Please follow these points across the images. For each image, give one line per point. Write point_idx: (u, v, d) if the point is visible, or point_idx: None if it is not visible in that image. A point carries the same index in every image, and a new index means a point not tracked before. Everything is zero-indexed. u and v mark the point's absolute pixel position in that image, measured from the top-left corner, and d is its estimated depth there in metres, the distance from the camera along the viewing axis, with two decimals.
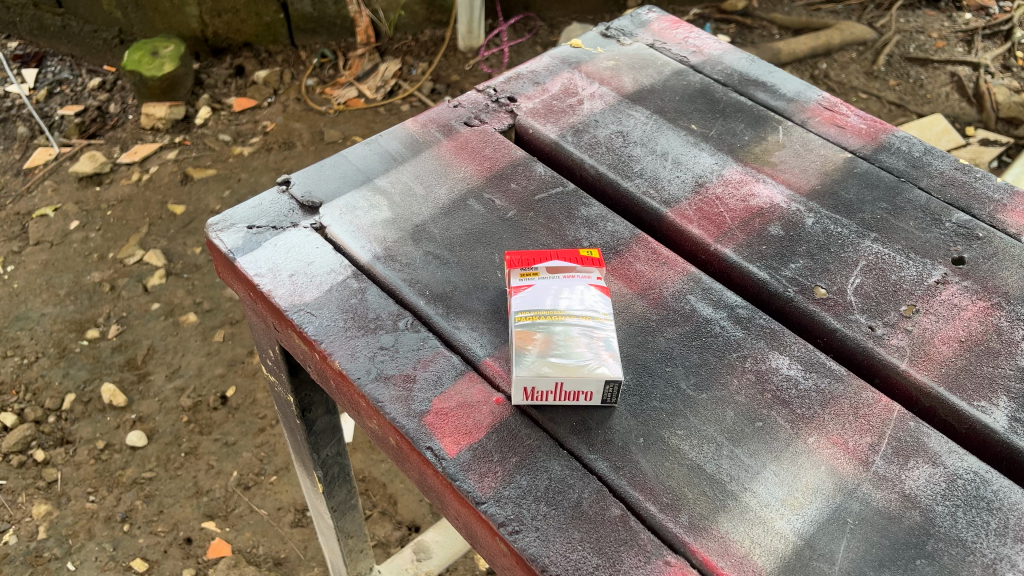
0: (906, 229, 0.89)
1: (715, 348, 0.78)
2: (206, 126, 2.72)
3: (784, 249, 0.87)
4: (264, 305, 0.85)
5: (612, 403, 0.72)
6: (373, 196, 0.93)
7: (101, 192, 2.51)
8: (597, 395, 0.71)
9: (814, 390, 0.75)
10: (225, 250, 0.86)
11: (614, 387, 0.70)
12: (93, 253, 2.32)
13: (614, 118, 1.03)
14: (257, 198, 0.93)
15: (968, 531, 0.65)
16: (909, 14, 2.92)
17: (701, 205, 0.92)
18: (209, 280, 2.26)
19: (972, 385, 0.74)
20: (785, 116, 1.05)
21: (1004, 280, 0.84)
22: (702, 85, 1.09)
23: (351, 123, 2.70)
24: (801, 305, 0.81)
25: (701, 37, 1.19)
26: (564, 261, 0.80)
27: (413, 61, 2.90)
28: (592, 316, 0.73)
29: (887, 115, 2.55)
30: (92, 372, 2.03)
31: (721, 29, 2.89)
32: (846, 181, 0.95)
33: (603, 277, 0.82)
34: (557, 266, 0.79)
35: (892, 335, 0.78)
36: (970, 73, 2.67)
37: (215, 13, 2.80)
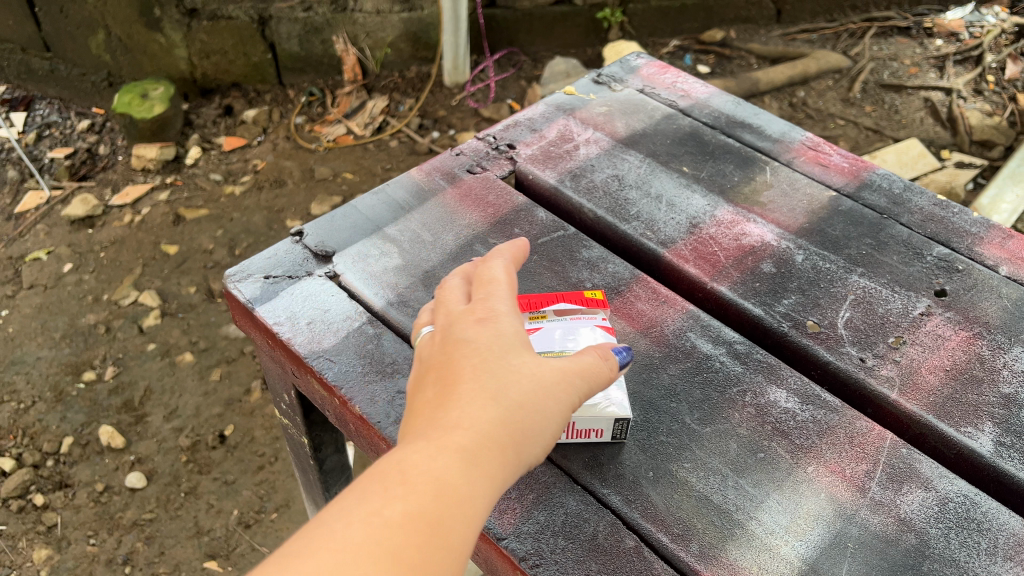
0: (890, 264, 0.94)
1: (716, 384, 0.82)
2: (197, 166, 2.72)
3: (776, 285, 0.92)
4: (283, 352, 0.89)
5: (621, 439, 0.76)
6: (383, 243, 0.97)
7: (94, 234, 2.49)
8: (608, 431, 0.75)
9: (812, 421, 0.79)
10: (244, 300, 0.90)
11: (623, 424, 0.74)
12: (88, 296, 2.29)
13: (610, 162, 1.08)
14: (272, 249, 0.98)
15: (960, 551, 0.69)
16: (882, 42, 3.01)
17: (695, 244, 0.97)
18: (205, 318, 2.23)
19: (959, 412, 0.79)
20: (772, 156, 1.10)
21: (984, 310, 0.89)
22: (691, 128, 1.14)
23: (341, 160, 2.72)
24: (796, 339, 0.86)
25: (688, 81, 1.25)
26: (572, 303, 0.84)
27: (400, 98, 2.93)
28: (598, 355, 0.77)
29: (864, 141, 2.63)
30: (89, 415, 1.98)
31: (701, 60, 2.97)
32: (832, 219, 1.00)
33: (607, 317, 0.86)
34: (566, 309, 0.82)
35: (882, 366, 0.83)
36: (943, 98, 2.75)
37: (203, 55, 2.78)
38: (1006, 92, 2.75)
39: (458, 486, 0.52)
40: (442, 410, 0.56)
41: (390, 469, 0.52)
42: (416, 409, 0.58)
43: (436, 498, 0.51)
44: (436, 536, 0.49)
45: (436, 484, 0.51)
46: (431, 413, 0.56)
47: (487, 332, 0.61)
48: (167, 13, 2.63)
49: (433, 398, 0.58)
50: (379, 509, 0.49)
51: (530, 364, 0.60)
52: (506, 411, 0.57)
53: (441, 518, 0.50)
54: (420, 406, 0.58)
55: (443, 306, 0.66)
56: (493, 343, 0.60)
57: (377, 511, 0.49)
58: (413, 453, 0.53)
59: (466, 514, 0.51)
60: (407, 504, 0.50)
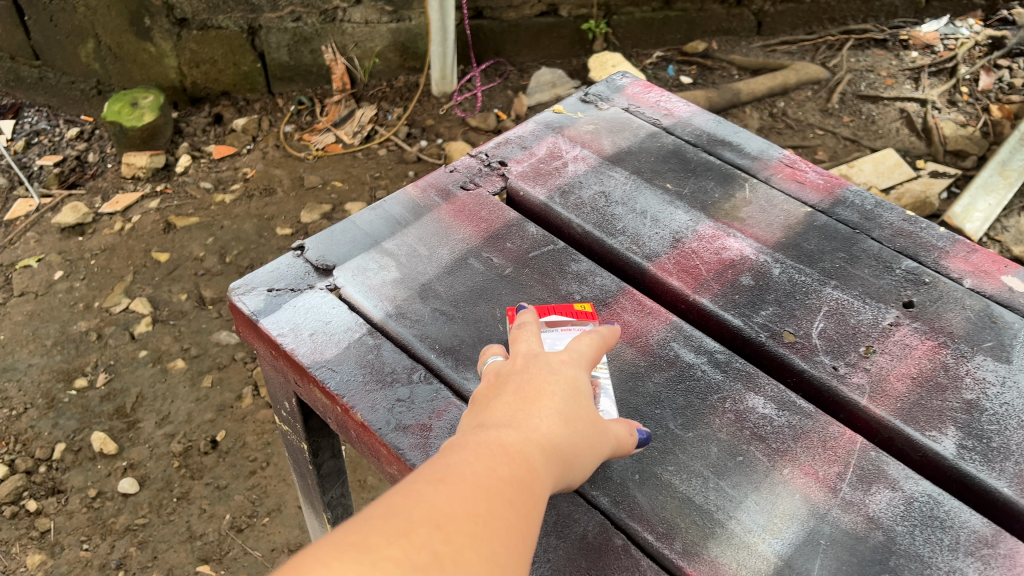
0: (862, 276, 1.00)
1: (698, 391, 0.87)
2: (187, 174, 2.71)
3: (754, 297, 0.97)
4: (286, 362, 0.93)
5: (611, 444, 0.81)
6: (381, 257, 1.02)
7: (84, 242, 2.50)
8: None
9: (788, 426, 0.84)
10: (248, 313, 0.95)
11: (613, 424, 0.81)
12: (79, 303, 2.30)
13: (597, 179, 1.13)
14: (274, 262, 1.02)
15: (925, 547, 0.75)
16: (859, 53, 3.08)
17: (679, 258, 1.02)
18: (196, 326, 2.23)
19: (924, 417, 0.84)
20: (751, 173, 1.16)
21: (949, 320, 0.95)
22: (674, 146, 1.20)
23: (330, 168, 2.71)
24: (772, 348, 0.91)
25: (671, 100, 1.31)
26: (562, 315, 0.88)
27: (388, 107, 2.91)
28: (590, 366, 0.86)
29: (842, 151, 2.70)
30: (81, 421, 2.01)
31: (683, 71, 3.03)
32: (807, 233, 1.06)
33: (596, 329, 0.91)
34: (557, 321, 0.87)
35: (853, 373, 0.89)
36: (918, 109, 2.82)
37: (192, 64, 2.80)
38: (979, 103, 2.82)
39: (544, 476, 0.61)
40: (527, 413, 0.66)
41: (494, 442, 0.61)
42: (501, 407, 0.67)
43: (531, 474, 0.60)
44: (532, 502, 0.58)
45: (530, 466, 0.61)
46: (519, 413, 0.66)
47: (569, 374, 0.72)
48: (157, 22, 2.64)
49: (517, 403, 0.67)
50: (492, 466, 0.58)
51: (595, 412, 0.71)
52: (576, 433, 0.67)
53: (536, 491, 0.59)
54: (502, 405, 0.68)
55: (518, 349, 0.77)
56: (575, 385, 0.71)
57: (492, 468, 0.58)
58: (511, 436, 0.62)
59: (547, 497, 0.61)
60: (512, 470, 0.59)
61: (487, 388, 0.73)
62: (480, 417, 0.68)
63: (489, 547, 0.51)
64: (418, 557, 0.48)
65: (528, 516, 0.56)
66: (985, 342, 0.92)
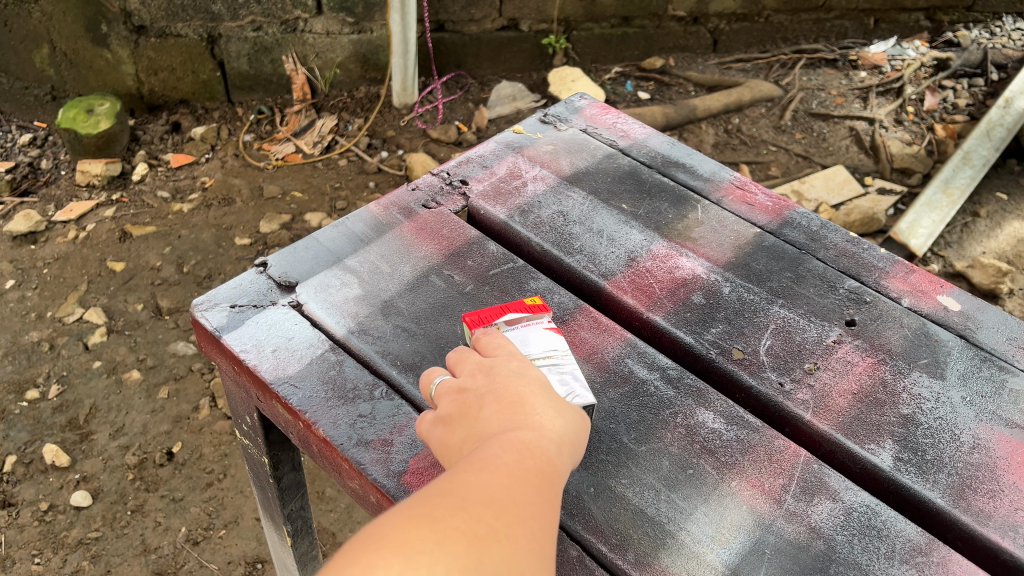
0: (807, 295, 1.05)
1: (651, 406, 0.91)
2: (144, 183, 2.66)
3: (706, 315, 1.01)
4: (248, 377, 0.94)
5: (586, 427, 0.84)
6: (343, 274, 1.04)
7: (37, 250, 2.44)
8: None
9: (736, 440, 0.88)
10: (211, 328, 0.96)
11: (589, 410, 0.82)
12: (30, 313, 2.25)
13: (555, 199, 1.17)
14: (236, 279, 1.03)
15: (863, 555, 0.79)
16: (810, 73, 3.17)
17: (633, 277, 1.05)
18: (152, 336, 2.20)
19: (863, 431, 0.89)
20: (703, 195, 1.21)
21: (888, 338, 1.00)
22: (630, 167, 1.24)
23: (289, 179, 2.70)
24: (722, 365, 0.95)
25: (627, 122, 1.35)
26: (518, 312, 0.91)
27: (349, 117, 2.91)
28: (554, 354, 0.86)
29: (795, 167, 2.77)
30: (32, 433, 1.97)
31: (641, 86, 3.08)
32: (756, 254, 1.10)
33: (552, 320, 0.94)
34: (513, 318, 0.89)
35: (798, 389, 0.93)
36: (866, 128, 2.91)
37: (150, 71, 2.76)
38: (924, 122, 2.92)
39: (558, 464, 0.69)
40: (522, 418, 0.72)
41: (509, 442, 0.68)
42: (496, 416, 0.72)
43: (546, 465, 0.68)
44: (551, 486, 0.66)
45: (546, 458, 0.68)
46: (516, 419, 0.72)
47: (535, 377, 0.78)
48: (115, 29, 2.61)
49: (510, 409, 0.73)
50: (515, 462, 0.66)
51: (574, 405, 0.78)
52: (573, 423, 0.74)
53: (553, 479, 0.67)
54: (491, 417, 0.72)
55: (471, 365, 0.79)
56: (543, 384, 0.77)
57: (514, 463, 0.65)
58: (525, 435, 0.69)
59: (563, 483, 0.69)
60: (533, 465, 0.66)
61: (455, 407, 0.75)
62: (472, 435, 0.72)
63: (528, 530, 0.60)
64: (470, 538, 0.57)
65: (549, 500, 0.65)
66: (921, 359, 0.97)
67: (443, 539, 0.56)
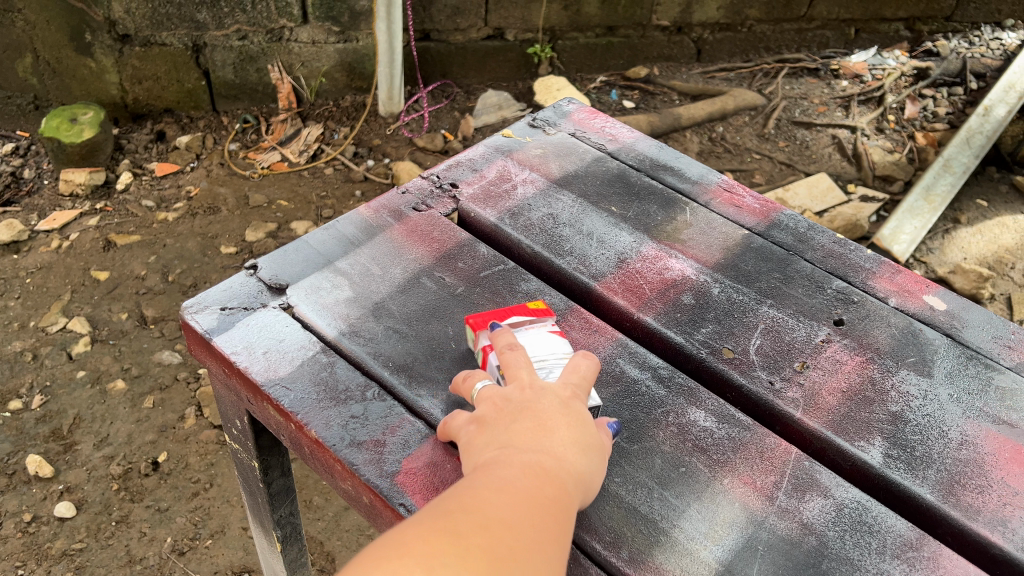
0: (795, 296, 1.06)
1: (643, 405, 0.91)
2: (128, 192, 2.64)
3: (695, 315, 1.02)
4: (239, 380, 0.94)
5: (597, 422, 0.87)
6: (334, 277, 1.04)
7: (19, 260, 2.41)
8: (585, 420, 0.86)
9: (727, 438, 0.88)
10: (202, 331, 0.95)
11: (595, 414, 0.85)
12: (13, 323, 2.22)
13: (545, 202, 1.17)
14: (227, 281, 1.03)
15: (855, 550, 0.79)
16: (793, 82, 3.20)
17: (624, 278, 1.06)
18: (137, 345, 2.18)
19: (853, 429, 0.89)
20: (692, 197, 1.22)
21: (875, 337, 1.01)
22: (619, 170, 1.26)
23: (275, 187, 2.69)
24: (713, 364, 0.96)
25: (615, 126, 1.37)
26: (522, 315, 0.91)
27: (335, 126, 2.90)
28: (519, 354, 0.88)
29: (779, 175, 2.79)
30: (15, 443, 1.94)
31: (626, 95, 3.09)
32: (744, 255, 1.12)
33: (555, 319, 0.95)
34: (518, 321, 0.90)
35: (788, 388, 0.94)
36: (849, 136, 2.94)
37: (135, 80, 2.75)
38: (905, 130, 2.95)
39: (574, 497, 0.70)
40: (548, 440, 0.72)
41: (524, 465, 0.69)
42: (517, 435, 0.73)
43: (562, 491, 0.68)
44: (564, 509, 0.67)
45: (562, 487, 0.69)
46: (542, 439, 0.72)
47: (571, 402, 0.78)
48: (98, 38, 2.61)
49: (532, 431, 0.73)
50: (534, 487, 0.66)
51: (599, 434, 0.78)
52: (594, 454, 0.74)
53: (568, 508, 0.68)
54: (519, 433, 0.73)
55: (520, 377, 0.79)
56: (578, 410, 0.77)
57: (534, 489, 0.66)
58: (547, 460, 0.70)
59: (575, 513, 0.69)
60: (552, 493, 0.67)
61: (492, 410, 0.77)
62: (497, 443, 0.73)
63: (540, 558, 0.61)
64: (486, 558, 0.58)
65: (563, 528, 0.66)
66: (908, 357, 0.99)
67: (456, 557, 0.57)
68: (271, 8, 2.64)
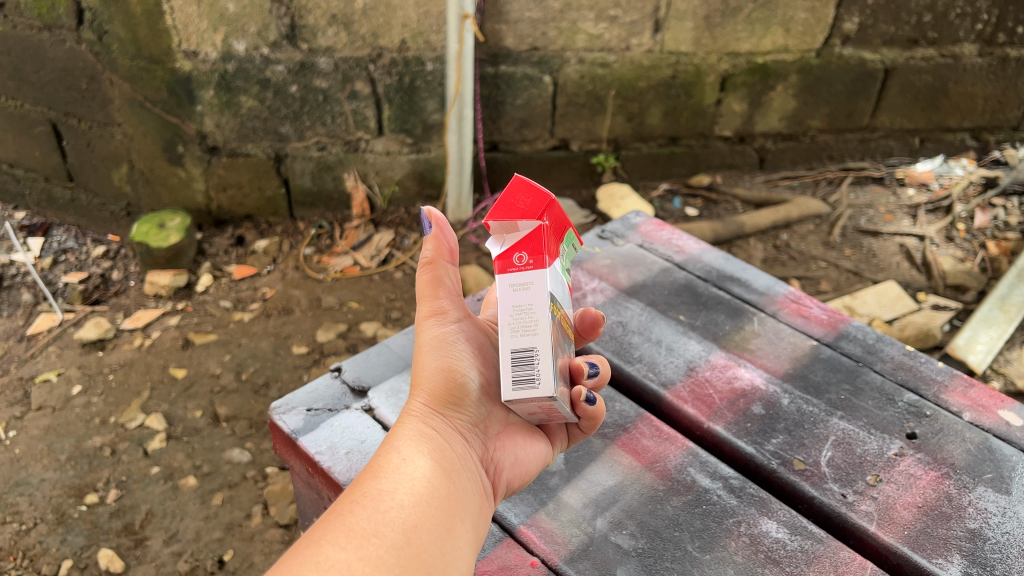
0: (866, 408, 1.15)
1: (714, 515, 0.99)
2: (208, 293, 2.75)
3: (766, 426, 1.12)
4: (322, 478, 1.02)
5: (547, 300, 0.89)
6: (411, 379, 1.15)
7: (104, 357, 2.49)
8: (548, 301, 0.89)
9: (801, 550, 0.94)
10: (289, 431, 1.06)
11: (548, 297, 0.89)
12: (95, 418, 2.26)
13: (615, 310, 1.36)
14: (312, 383, 1.15)
15: None
16: (858, 190, 3.22)
17: (692, 386, 1.20)
18: (209, 443, 2.20)
19: (931, 545, 0.94)
20: (759, 307, 1.38)
21: (950, 451, 1.08)
22: (686, 281, 1.45)
23: (347, 290, 2.77)
24: (784, 475, 1.04)
25: (681, 238, 1.58)
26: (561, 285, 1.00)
27: (405, 232, 3.02)
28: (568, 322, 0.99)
29: (845, 283, 2.77)
30: (89, 537, 1.94)
31: (689, 203, 3.17)
32: (814, 365, 1.23)
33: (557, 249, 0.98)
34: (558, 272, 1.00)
35: (862, 501, 1.00)
36: (917, 244, 2.92)
37: (220, 189, 2.87)
38: (976, 239, 2.91)
39: (411, 516, 0.78)
40: (383, 481, 0.81)
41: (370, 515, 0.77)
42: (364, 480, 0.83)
43: (408, 529, 0.77)
44: (404, 537, 0.76)
45: (398, 522, 0.77)
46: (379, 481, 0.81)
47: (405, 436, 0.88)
48: (190, 150, 2.72)
49: (372, 474, 0.83)
50: (365, 533, 0.74)
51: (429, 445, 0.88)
52: (419, 469, 0.84)
53: (405, 537, 0.76)
54: (363, 479, 0.83)
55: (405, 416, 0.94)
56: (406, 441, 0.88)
57: (370, 535, 0.74)
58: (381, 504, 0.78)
59: (420, 528, 0.78)
60: (379, 532, 0.75)
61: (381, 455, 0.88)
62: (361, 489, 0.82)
63: None
64: None
65: (397, 552, 0.74)
66: (986, 473, 1.04)
67: None
68: (350, 122, 2.76)
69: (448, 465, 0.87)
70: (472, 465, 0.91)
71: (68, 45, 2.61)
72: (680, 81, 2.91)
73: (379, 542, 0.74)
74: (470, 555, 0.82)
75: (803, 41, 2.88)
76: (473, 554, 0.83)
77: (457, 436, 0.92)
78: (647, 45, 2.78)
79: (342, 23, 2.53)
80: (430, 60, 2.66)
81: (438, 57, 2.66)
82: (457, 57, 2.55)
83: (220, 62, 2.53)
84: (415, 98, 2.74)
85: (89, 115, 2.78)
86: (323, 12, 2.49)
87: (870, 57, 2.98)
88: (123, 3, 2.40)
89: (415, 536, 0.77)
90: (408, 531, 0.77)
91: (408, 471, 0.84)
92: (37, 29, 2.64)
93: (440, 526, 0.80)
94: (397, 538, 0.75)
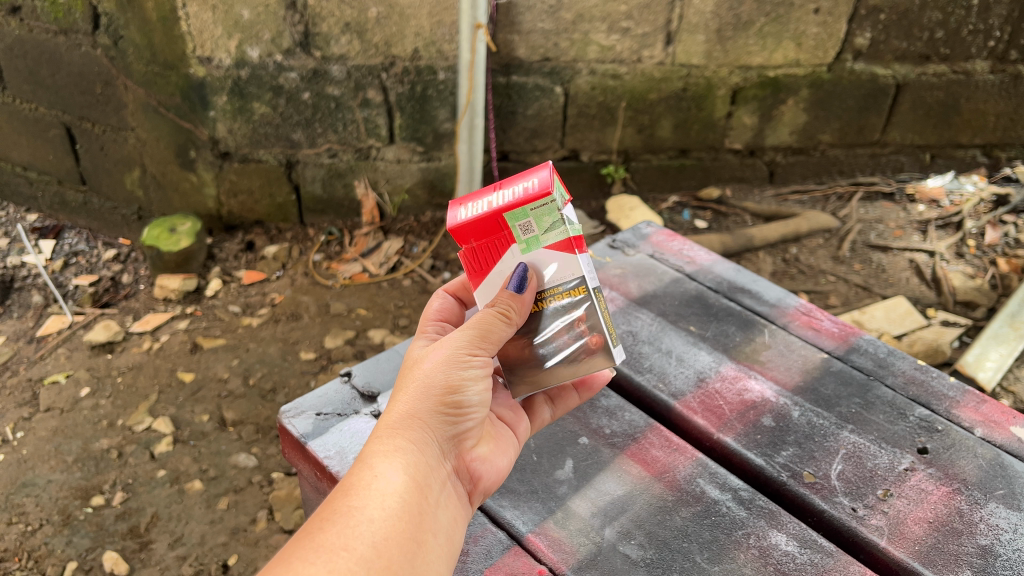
0: (877, 422, 1.15)
1: (723, 527, 0.99)
2: (217, 297, 2.76)
3: (777, 438, 1.11)
4: (330, 483, 1.03)
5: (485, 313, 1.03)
6: None
7: (113, 360, 2.49)
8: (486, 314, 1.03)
9: (810, 563, 0.94)
10: (298, 434, 1.06)
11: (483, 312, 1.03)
12: (102, 421, 2.27)
13: (627, 320, 1.36)
14: (321, 388, 1.16)
15: None
16: (868, 205, 3.21)
17: (703, 397, 1.19)
18: (215, 447, 2.20)
19: (941, 560, 0.94)
20: (770, 319, 1.38)
21: (962, 466, 1.07)
22: (696, 292, 1.45)
23: (355, 297, 2.77)
24: (794, 487, 1.04)
25: (691, 249, 1.58)
26: (558, 249, 0.98)
27: (413, 240, 3.02)
28: (561, 287, 1.00)
29: (854, 297, 2.76)
30: (94, 539, 1.94)
31: (698, 216, 3.17)
32: (824, 378, 1.23)
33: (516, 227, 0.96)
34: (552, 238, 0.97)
35: (873, 515, 1.00)
36: (927, 260, 2.91)
37: (231, 194, 2.87)
38: (986, 256, 2.89)
39: (382, 533, 0.77)
40: (356, 493, 0.80)
41: (340, 532, 0.75)
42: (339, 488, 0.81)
43: (377, 547, 0.76)
44: (371, 557, 0.75)
45: (368, 538, 0.76)
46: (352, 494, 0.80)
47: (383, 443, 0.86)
48: (202, 154, 2.73)
49: (346, 483, 0.81)
50: (333, 553, 0.73)
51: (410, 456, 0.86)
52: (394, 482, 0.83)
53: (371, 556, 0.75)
54: (336, 489, 0.81)
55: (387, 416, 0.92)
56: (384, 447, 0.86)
57: (337, 556, 0.73)
58: (354, 518, 0.77)
59: (391, 549, 0.77)
60: (348, 552, 0.74)
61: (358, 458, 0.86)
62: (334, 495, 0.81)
63: None
64: None
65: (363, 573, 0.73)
66: (997, 489, 1.04)
67: None
68: (361, 130, 2.77)
69: (423, 477, 0.85)
70: (446, 478, 0.89)
71: (84, 49, 2.63)
72: (690, 93, 2.91)
73: (348, 557, 0.73)
74: (440, 569, 0.82)
75: (815, 55, 2.88)
76: (444, 566, 0.83)
77: (438, 446, 0.90)
78: (658, 57, 2.79)
79: (355, 31, 2.54)
80: (442, 69, 2.67)
81: (450, 66, 2.67)
82: (469, 67, 2.56)
83: (234, 68, 2.54)
84: (427, 107, 2.75)
85: (102, 120, 2.80)
86: (337, 20, 2.51)
87: (881, 73, 2.98)
88: (139, 8, 2.41)
89: (386, 552, 0.76)
90: (377, 549, 0.76)
91: (382, 483, 0.82)
92: (53, 34, 2.66)
93: (410, 540, 0.79)
94: (368, 558, 0.74)
